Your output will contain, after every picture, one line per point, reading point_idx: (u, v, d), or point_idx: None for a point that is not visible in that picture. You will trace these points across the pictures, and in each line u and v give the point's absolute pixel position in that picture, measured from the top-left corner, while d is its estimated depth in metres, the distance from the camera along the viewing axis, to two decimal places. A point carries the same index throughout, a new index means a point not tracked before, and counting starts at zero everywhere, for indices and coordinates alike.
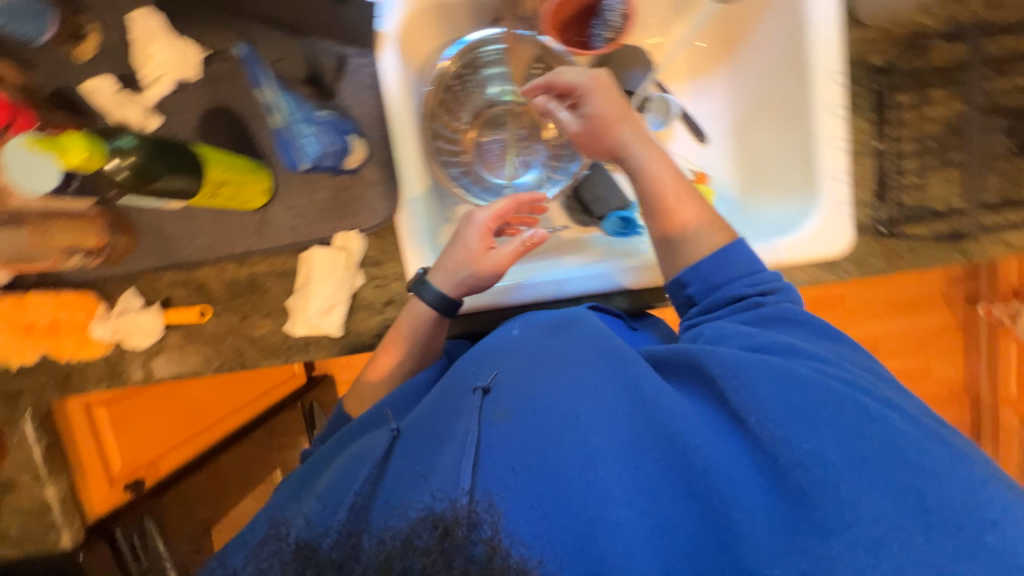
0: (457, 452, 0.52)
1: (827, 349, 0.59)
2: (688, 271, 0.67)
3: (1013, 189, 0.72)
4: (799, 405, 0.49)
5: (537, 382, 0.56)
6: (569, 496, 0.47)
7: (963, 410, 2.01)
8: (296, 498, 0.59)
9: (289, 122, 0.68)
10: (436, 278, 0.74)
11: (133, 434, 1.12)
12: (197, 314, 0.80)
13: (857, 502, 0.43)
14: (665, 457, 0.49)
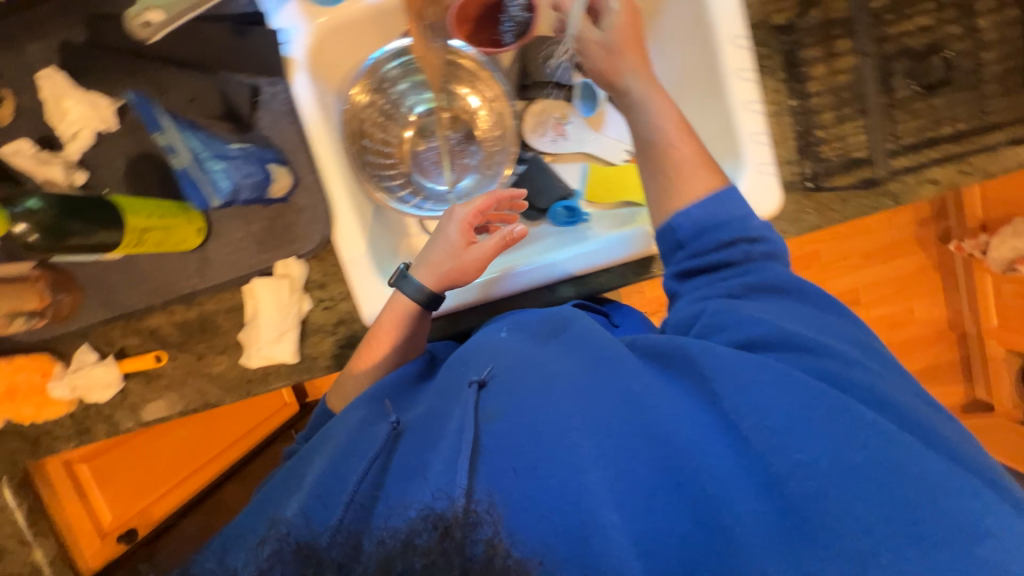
0: (453, 449, 0.50)
1: (824, 337, 0.58)
2: (679, 216, 0.67)
3: (932, 129, 0.73)
4: (798, 397, 0.49)
5: (531, 380, 0.55)
6: (562, 501, 0.46)
7: (951, 348, 2.01)
8: (277, 497, 0.56)
9: (196, 160, 0.70)
10: (419, 275, 0.75)
11: (120, 488, 1.15)
12: (153, 360, 0.81)
13: (845, 501, 0.43)
14: (657, 461, 0.48)
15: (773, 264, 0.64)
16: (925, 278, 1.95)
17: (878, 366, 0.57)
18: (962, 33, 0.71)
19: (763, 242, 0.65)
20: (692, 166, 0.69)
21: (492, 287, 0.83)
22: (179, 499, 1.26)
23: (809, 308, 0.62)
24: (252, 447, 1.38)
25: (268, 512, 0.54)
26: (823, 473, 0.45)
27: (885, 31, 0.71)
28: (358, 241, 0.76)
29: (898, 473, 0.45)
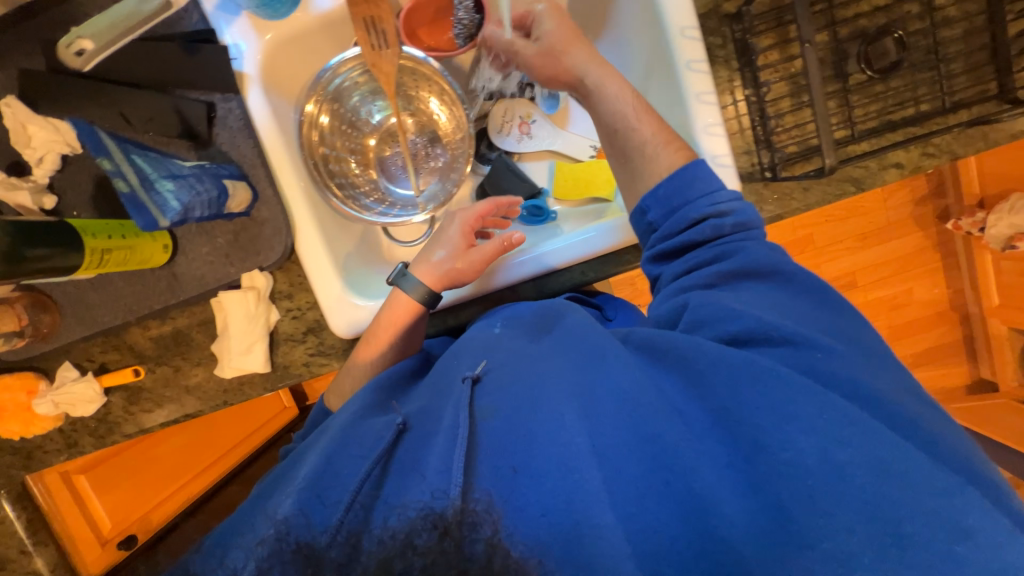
0: (449, 447, 0.51)
1: (812, 326, 0.56)
2: (647, 198, 0.68)
3: (895, 111, 0.71)
4: (788, 392, 0.48)
5: (522, 379, 0.56)
6: (555, 500, 0.47)
7: (955, 329, 1.97)
8: (272, 491, 0.58)
9: (145, 181, 0.59)
10: (418, 271, 0.78)
11: (117, 496, 1.19)
12: (132, 374, 0.83)
13: (830, 496, 0.44)
14: (647, 460, 0.48)
15: (746, 236, 0.63)
16: (926, 258, 1.90)
17: (866, 356, 0.56)
18: (921, 11, 0.69)
19: (733, 214, 0.64)
20: (656, 149, 0.69)
21: (488, 283, 0.82)
22: (176, 505, 1.29)
23: (799, 294, 0.60)
24: (257, 445, 1.41)
25: (264, 506, 0.55)
26: (810, 469, 0.45)
27: (840, 12, 0.69)
28: (319, 248, 0.78)
29: (884, 469, 0.44)
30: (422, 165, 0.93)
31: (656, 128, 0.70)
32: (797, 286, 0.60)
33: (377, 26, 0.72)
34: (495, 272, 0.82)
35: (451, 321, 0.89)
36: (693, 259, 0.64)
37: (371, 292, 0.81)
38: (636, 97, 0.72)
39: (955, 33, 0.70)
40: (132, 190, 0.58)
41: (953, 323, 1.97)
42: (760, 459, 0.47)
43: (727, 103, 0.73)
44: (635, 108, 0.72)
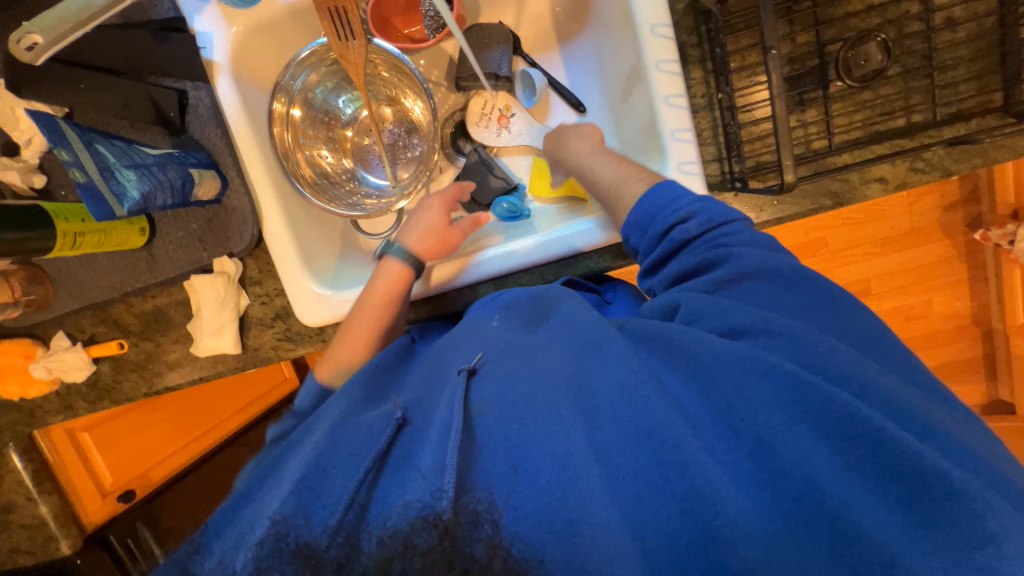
0: (443, 436, 0.49)
1: (810, 323, 0.52)
2: (625, 228, 0.67)
3: (882, 120, 0.66)
4: (796, 392, 0.45)
5: (516, 368, 0.54)
6: (550, 494, 0.45)
7: (974, 343, 1.84)
8: (257, 493, 0.52)
9: (106, 170, 0.61)
10: (403, 243, 0.80)
11: (120, 453, 1.27)
12: (116, 346, 0.88)
13: (842, 501, 0.41)
14: (646, 454, 0.46)
15: (718, 233, 0.60)
16: (950, 268, 1.77)
17: (876, 360, 0.51)
18: (920, 11, 0.63)
19: (697, 216, 0.62)
20: (622, 184, 0.70)
21: (452, 279, 0.80)
22: (174, 466, 1.40)
23: (809, 286, 0.55)
24: (250, 406, 1.52)
25: (254, 508, 0.49)
26: (820, 472, 0.43)
27: (826, 12, 0.65)
28: (285, 239, 0.79)
29: (890, 472, 0.42)
30: (397, 157, 0.92)
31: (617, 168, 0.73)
32: (788, 278, 0.56)
33: (343, 17, 0.72)
34: (464, 267, 0.80)
35: (413, 316, 0.88)
36: (670, 269, 0.63)
37: (335, 282, 0.84)
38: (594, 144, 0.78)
39: (957, 37, 0.64)
40: (90, 180, 0.59)
41: (972, 339, 1.84)
42: (767, 459, 0.44)
43: (697, 107, 0.70)
44: (596, 153, 0.76)
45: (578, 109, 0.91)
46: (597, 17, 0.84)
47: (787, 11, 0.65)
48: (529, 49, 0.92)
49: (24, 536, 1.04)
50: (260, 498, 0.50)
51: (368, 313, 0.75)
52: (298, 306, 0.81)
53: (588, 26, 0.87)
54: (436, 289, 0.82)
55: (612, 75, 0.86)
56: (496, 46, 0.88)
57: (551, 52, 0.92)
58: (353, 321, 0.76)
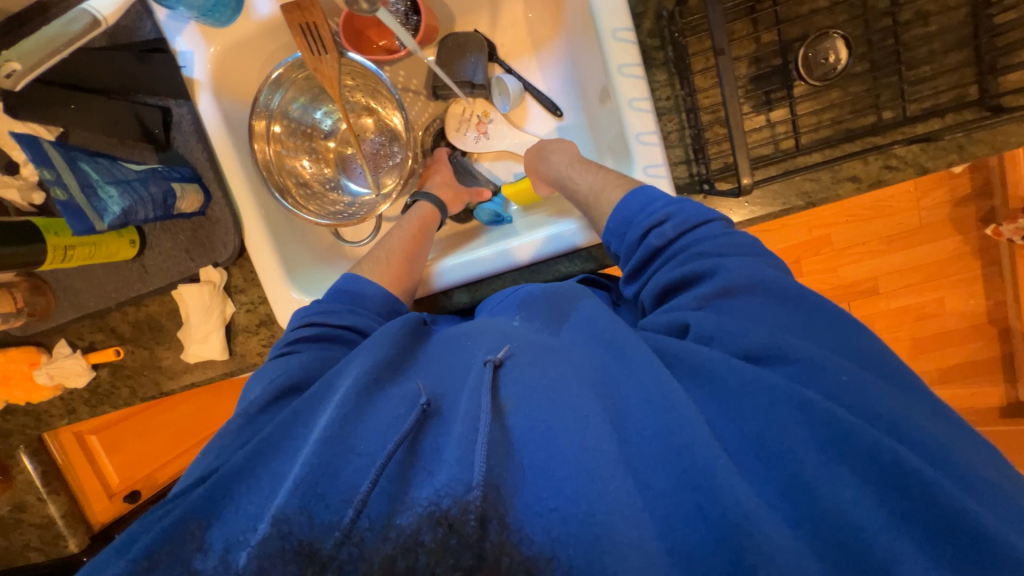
0: (469, 433, 0.47)
1: (829, 347, 0.50)
2: (606, 236, 0.68)
3: (851, 120, 0.65)
4: (835, 426, 0.43)
5: (540, 371, 0.53)
6: (577, 505, 0.43)
7: (988, 344, 1.70)
8: (255, 480, 0.49)
9: (87, 187, 0.64)
10: (429, 189, 0.89)
11: (126, 455, 1.33)
12: (113, 353, 0.92)
13: (853, 511, 0.41)
14: (677, 474, 0.45)
15: (687, 236, 0.61)
16: (962, 264, 1.63)
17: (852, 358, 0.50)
18: (887, 7, 0.62)
19: (672, 218, 0.62)
20: (598, 194, 0.71)
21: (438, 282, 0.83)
22: (182, 465, 1.44)
23: (809, 304, 0.54)
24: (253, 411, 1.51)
25: (259, 484, 0.49)
26: (831, 484, 0.42)
27: (791, 11, 0.65)
28: (266, 247, 0.82)
29: (892, 476, 0.41)
30: (377, 165, 0.94)
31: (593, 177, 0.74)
32: (790, 296, 0.54)
33: (314, 32, 0.74)
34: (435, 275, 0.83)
35: None
36: (649, 272, 0.63)
37: (314, 289, 0.85)
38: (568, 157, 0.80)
39: (931, 30, 0.62)
40: (71, 197, 0.63)
41: (987, 339, 1.70)
42: (789, 474, 0.43)
43: (662, 109, 0.70)
44: (570, 167, 0.78)
45: (555, 113, 0.91)
46: (568, 21, 0.84)
47: (749, 11, 0.65)
48: (504, 55, 0.93)
49: (35, 533, 1.10)
50: (249, 506, 0.48)
51: (404, 237, 0.81)
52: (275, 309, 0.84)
53: (559, 31, 0.88)
54: (421, 295, 0.84)
55: (586, 79, 0.86)
56: (470, 54, 0.89)
57: (527, 57, 0.92)
58: (387, 244, 0.81)
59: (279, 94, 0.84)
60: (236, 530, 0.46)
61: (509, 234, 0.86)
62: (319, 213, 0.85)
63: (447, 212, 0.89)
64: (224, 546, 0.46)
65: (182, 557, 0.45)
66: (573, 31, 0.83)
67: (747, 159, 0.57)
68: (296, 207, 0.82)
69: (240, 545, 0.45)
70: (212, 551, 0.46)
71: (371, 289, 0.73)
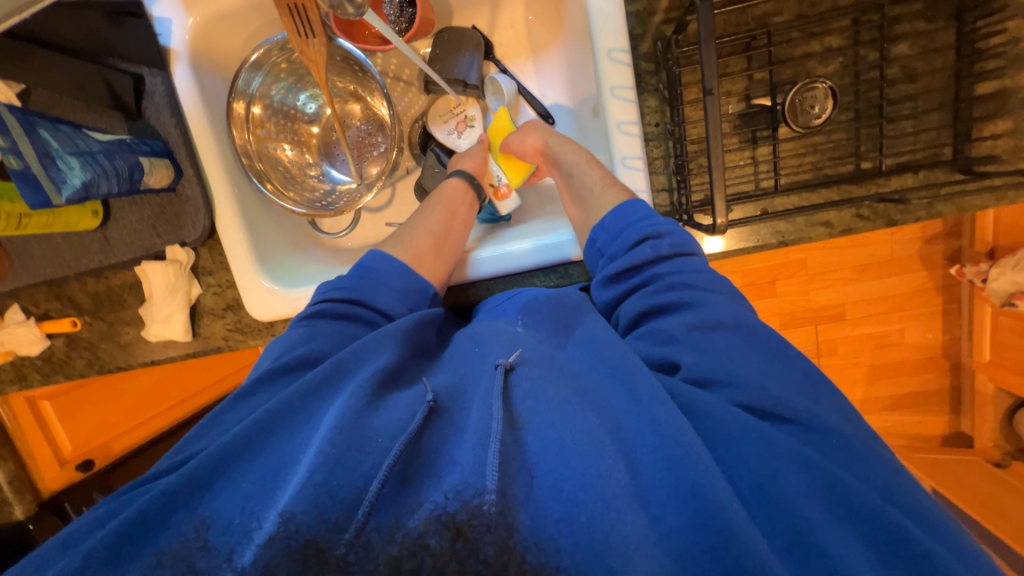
0: (480, 447, 0.46)
1: (816, 402, 0.52)
2: (596, 229, 0.68)
3: (834, 164, 0.66)
4: (829, 480, 0.46)
5: (555, 387, 0.53)
6: (591, 533, 0.43)
7: (941, 375, 1.76)
8: (236, 476, 0.47)
9: (46, 156, 0.60)
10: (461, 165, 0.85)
11: (81, 422, 1.21)
12: (70, 324, 0.89)
13: (844, 551, 0.41)
14: (693, 510, 0.44)
15: (679, 260, 0.62)
16: (926, 300, 1.68)
17: (817, 393, 0.53)
18: (876, 60, 0.64)
19: (670, 236, 0.64)
20: (602, 188, 0.69)
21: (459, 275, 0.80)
22: (136, 439, 1.31)
23: (779, 352, 0.55)
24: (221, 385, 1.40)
25: (254, 489, 0.45)
26: (836, 541, 0.42)
27: (785, 51, 0.65)
28: (236, 231, 0.80)
29: (884, 528, 0.43)
30: (361, 153, 0.91)
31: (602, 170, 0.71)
32: (761, 339, 0.56)
33: (302, 14, 0.71)
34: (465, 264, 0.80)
35: None
36: (631, 283, 0.64)
37: (288, 278, 0.83)
38: (586, 149, 0.75)
39: (915, 88, 0.64)
40: (26, 167, 0.59)
41: (941, 371, 1.76)
42: (787, 517, 0.44)
43: (650, 135, 0.71)
44: (585, 159, 0.74)
45: (546, 120, 0.89)
46: (565, 30, 0.82)
47: (745, 47, 0.65)
48: (501, 55, 0.90)
49: None
50: (247, 480, 0.46)
51: (433, 219, 0.77)
52: (253, 314, 0.83)
53: (558, 37, 0.85)
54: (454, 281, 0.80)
55: (578, 91, 0.85)
56: (464, 51, 0.86)
57: (524, 60, 0.90)
58: (415, 225, 0.78)
59: (258, 76, 0.81)
60: (232, 516, 0.44)
61: (497, 237, 0.84)
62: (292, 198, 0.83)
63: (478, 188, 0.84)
64: (230, 545, 0.42)
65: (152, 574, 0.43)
66: (569, 41, 0.81)
67: (723, 197, 0.58)
68: (274, 195, 0.80)
69: (244, 542, 0.42)
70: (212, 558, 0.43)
71: (383, 266, 0.71)
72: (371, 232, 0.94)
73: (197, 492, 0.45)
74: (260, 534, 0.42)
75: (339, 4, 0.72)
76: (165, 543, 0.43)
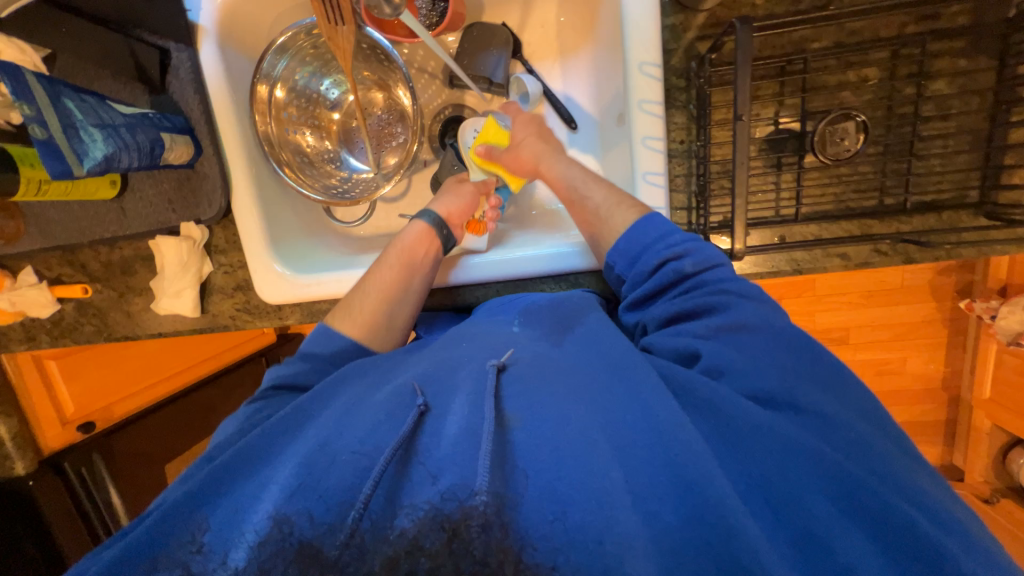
0: (471, 444, 0.47)
1: (833, 403, 0.52)
2: (613, 254, 0.66)
3: (856, 198, 0.66)
4: (840, 483, 0.46)
5: (548, 383, 0.53)
6: (585, 532, 0.42)
7: (938, 407, 1.76)
8: (226, 490, 0.48)
9: (69, 126, 0.60)
10: (434, 208, 0.78)
11: (85, 383, 1.18)
12: (81, 290, 0.90)
13: (850, 550, 0.42)
14: (689, 507, 0.43)
15: (707, 273, 0.60)
16: (930, 330, 1.67)
17: (835, 397, 0.53)
18: (913, 95, 0.63)
19: (691, 253, 0.61)
20: (612, 210, 0.68)
21: (451, 276, 0.80)
22: (142, 402, 1.29)
23: (811, 355, 0.55)
24: (217, 357, 1.44)
25: (237, 508, 0.47)
26: (848, 546, 0.42)
27: (818, 79, 0.64)
28: (252, 215, 0.80)
29: (890, 532, 0.43)
30: (380, 143, 0.90)
31: (608, 189, 0.69)
32: (785, 336, 0.55)
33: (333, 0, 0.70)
34: (449, 268, 0.80)
35: None
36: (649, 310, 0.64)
37: (298, 263, 0.84)
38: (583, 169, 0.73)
39: (949, 128, 0.63)
40: (50, 137, 0.58)
41: (938, 403, 1.76)
42: (796, 523, 0.44)
43: (674, 152, 0.71)
44: (581, 175, 0.72)
45: (569, 124, 0.87)
46: (597, 34, 0.80)
47: (780, 71, 0.64)
48: (529, 54, 0.89)
49: None
50: (242, 489, 0.48)
51: (386, 282, 0.71)
52: (263, 297, 0.84)
53: (588, 42, 0.84)
54: (440, 285, 0.81)
55: (602, 97, 0.83)
56: (492, 48, 0.85)
57: (551, 60, 0.88)
58: (367, 288, 0.71)
59: (284, 60, 0.80)
60: (230, 529, 0.46)
61: (491, 242, 0.84)
62: (306, 182, 0.83)
63: (447, 232, 0.77)
64: (224, 549, 0.45)
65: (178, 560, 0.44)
66: (601, 46, 0.79)
67: (744, 223, 0.58)
68: (290, 180, 0.80)
69: (237, 544, 0.45)
70: (213, 554, 0.45)
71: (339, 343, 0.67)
72: (384, 222, 0.94)
73: (195, 506, 0.47)
74: (249, 537, 0.44)
75: (376, 5, 0.76)
76: (156, 549, 0.45)
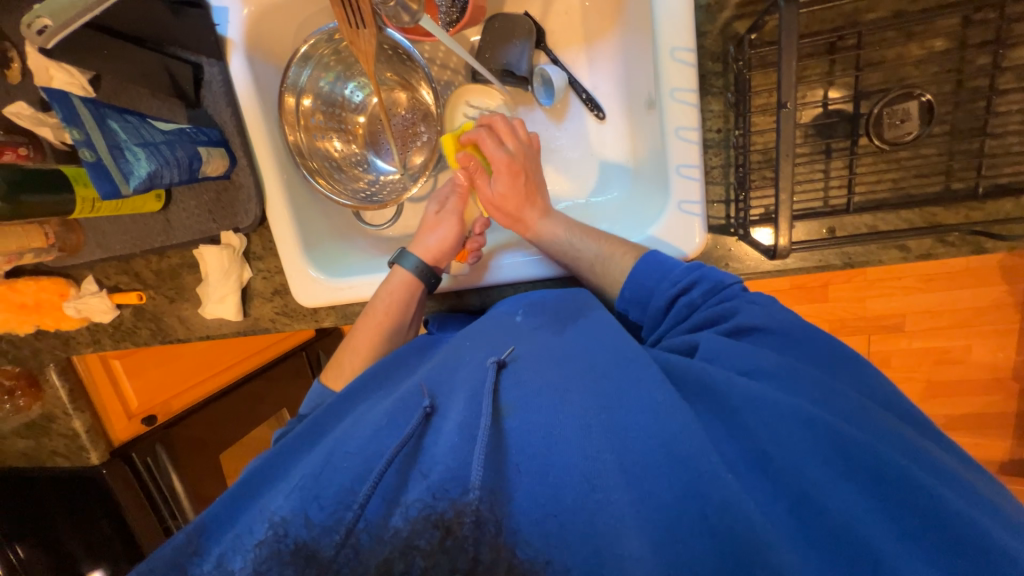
0: (466, 440, 0.46)
1: (852, 384, 0.49)
2: (622, 302, 0.67)
3: (915, 181, 0.60)
4: (859, 458, 0.41)
5: (543, 370, 0.52)
6: (575, 516, 0.41)
7: (1006, 399, 1.61)
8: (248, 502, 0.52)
9: (114, 147, 0.63)
10: (418, 250, 0.77)
11: (146, 380, 1.26)
12: (136, 297, 0.96)
13: (846, 511, 0.39)
14: (678, 483, 0.41)
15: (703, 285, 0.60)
16: (997, 316, 1.51)
17: (856, 382, 0.50)
18: (985, 66, 0.56)
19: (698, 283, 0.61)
20: (607, 261, 0.69)
21: (474, 280, 0.80)
22: (197, 396, 1.37)
23: (821, 341, 0.53)
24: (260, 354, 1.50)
25: (248, 518, 0.49)
26: (869, 527, 0.38)
27: (868, 52, 0.59)
28: (285, 223, 0.83)
29: (901, 500, 0.39)
30: (406, 144, 0.90)
31: (598, 241, 0.71)
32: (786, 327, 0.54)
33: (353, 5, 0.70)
34: (482, 270, 0.80)
35: None
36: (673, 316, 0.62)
37: (331, 266, 0.86)
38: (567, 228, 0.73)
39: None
40: (98, 159, 0.61)
41: (1006, 394, 1.61)
42: (808, 515, 0.40)
43: (710, 142, 0.67)
44: (568, 231, 0.73)
45: (597, 115, 0.83)
46: (625, 18, 0.75)
47: (829, 47, 0.59)
48: (553, 44, 0.85)
49: (62, 444, 1.15)
50: (258, 500, 0.51)
51: (368, 336, 0.73)
52: (302, 304, 0.87)
53: (616, 28, 0.79)
54: (455, 289, 0.83)
55: (632, 85, 0.79)
56: (513, 40, 0.83)
57: (577, 48, 0.84)
58: (354, 339, 0.74)
59: (309, 66, 0.81)
60: (239, 536, 0.48)
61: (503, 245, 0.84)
62: (333, 183, 0.84)
63: (431, 276, 0.76)
64: (224, 551, 0.47)
65: (182, 559, 0.48)
66: (628, 31, 0.75)
67: (789, 217, 0.54)
68: (322, 186, 0.82)
69: (237, 550, 0.47)
70: (215, 557, 0.47)
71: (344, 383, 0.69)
72: (413, 222, 0.94)
73: (215, 518, 0.50)
74: (252, 542, 0.46)
75: (394, 14, 0.72)
76: (164, 551, 0.48)
